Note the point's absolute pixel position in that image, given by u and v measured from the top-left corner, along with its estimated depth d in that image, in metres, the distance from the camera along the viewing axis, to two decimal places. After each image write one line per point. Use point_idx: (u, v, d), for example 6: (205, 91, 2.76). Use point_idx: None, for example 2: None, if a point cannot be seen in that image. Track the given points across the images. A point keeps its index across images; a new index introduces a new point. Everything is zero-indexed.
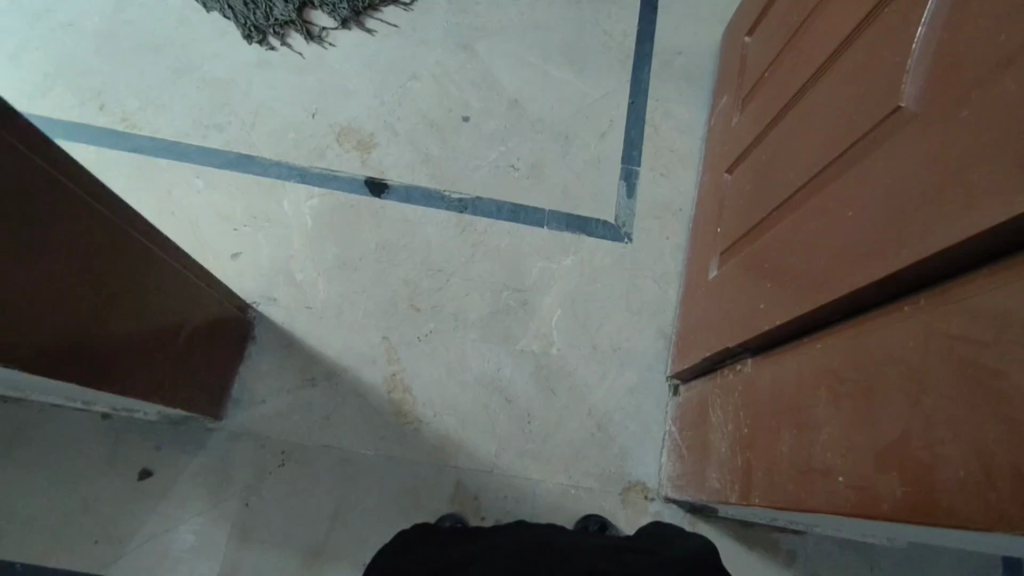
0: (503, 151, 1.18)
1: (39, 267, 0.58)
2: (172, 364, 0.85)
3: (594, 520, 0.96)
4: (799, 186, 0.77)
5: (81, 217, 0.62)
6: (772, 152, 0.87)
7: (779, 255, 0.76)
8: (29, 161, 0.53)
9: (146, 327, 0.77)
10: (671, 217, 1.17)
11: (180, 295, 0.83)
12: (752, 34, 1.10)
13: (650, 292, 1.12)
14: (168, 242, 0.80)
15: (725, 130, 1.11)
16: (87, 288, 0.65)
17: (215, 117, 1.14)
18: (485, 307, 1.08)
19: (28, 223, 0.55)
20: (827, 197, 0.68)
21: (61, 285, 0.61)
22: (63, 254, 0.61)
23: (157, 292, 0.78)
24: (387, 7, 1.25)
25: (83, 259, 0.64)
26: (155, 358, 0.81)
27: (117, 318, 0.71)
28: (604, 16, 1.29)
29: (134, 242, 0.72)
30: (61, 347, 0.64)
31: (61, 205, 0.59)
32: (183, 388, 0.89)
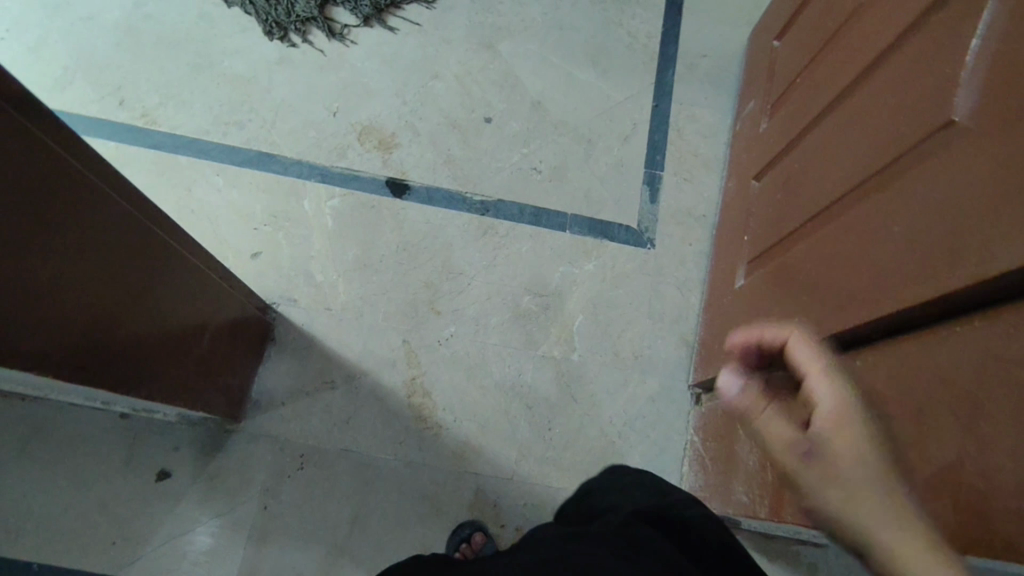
0: (525, 153, 1.17)
1: (57, 264, 0.56)
2: (189, 367, 0.83)
3: None
4: (835, 198, 0.75)
5: (100, 214, 0.60)
6: (805, 160, 0.86)
7: (813, 268, 0.75)
8: (48, 149, 0.52)
9: (164, 328, 0.76)
10: (695, 224, 1.15)
11: (201, 295, 0.82)
12: (781, 39, 1.09)
13: (673, 299, 1.10)
14: (191, 240, 0.79)
15: (752, 136, 1.09)
16: (105, 287, 0.63)
17: (236, 114, 1.13)
18: (506, 311, 1.07)
19: (46, 218, 0.53)
20: (868, 211, 0.66)
21: (80, 282, 0.60)
22: (81, 251, 0.59)
23: (174, 293, 0.76)
24: (409, 5, 1.23)
25: (101, 256, 0.62)
26: (172, 361, 0.79)
27: (138, 318, 0.70)
28: (628, 17, 1.27)
29: (156, 240, 0.71)
30: (76, 349, 0.62)
31: (80, 200, 0.57)
32: (204, 390, 0.88)
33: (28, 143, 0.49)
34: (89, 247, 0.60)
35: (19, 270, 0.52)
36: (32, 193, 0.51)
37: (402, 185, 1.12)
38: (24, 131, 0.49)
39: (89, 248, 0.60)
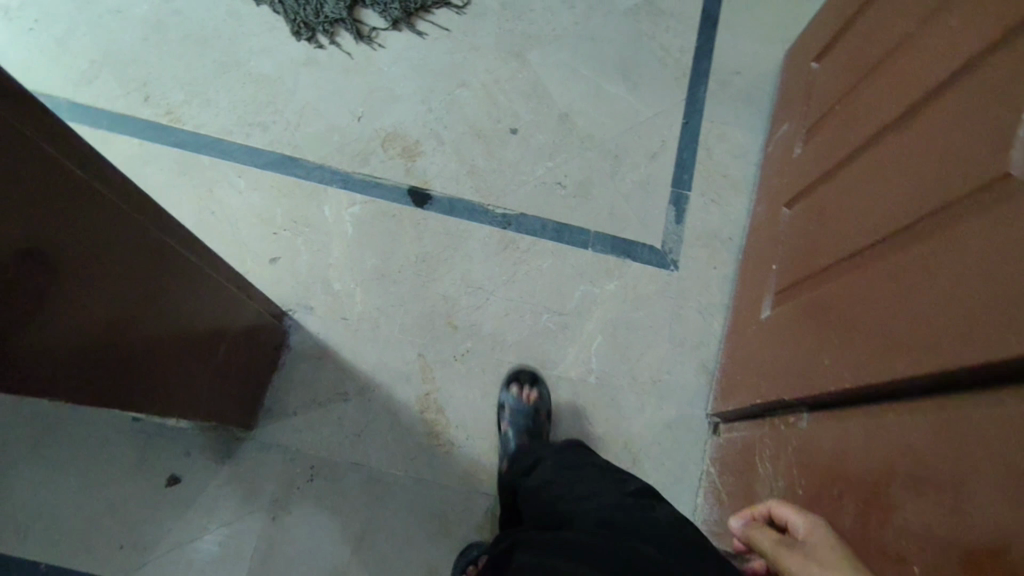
0: (550, 167, 1.14)
1: (89, 291, 0.54)
2: (202, 381, 0.81)
3: (526, 373, 1.01)
4: (871, 238, 0.72)
5: (122, 233, 0.58)
6: (840, 194, 0.82)
7: (847, 311, 0.72)
8: (60, 166, 0.47)
9: (180, 345, 0.74)
10: (721, 247, 1.12)
11: (217, 305, 0.79)
12: (820, 60, 1.05)
13: (694, 323, 1.08)
14: (206, 250, 0.77)
15: (784, 160, 1.06)
16: (130, 309, 0.61)
17: (260, 115, 1.12)
18: (524, 328, 1.05)
19: (74, 244, 0.51)
20: (909, 259, 0.63)
21: (107, 306, 0.58)
22: (109, 271, 0.56)
23: (193, 309, 0.74)
24: (439, 9, 1.21)
25: (128, 276, 0.59)
26: (186, 376, 0.77)
27: (157, 334, 0.68)
28: (661, 29, 1.25)
29: (174, 253, 0.68)
30: (99, 372, 0.60)
31: (104, 220, 0.55)
32: (216, 400, 0.87)
33: (49, 166, 0.46)
34: (113, 270, 0.57)
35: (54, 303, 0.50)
36: (55, 217, 0.48)
37: (424, 195, 1.11)
38: (38, 150, 0.45)
39: (114, 270, 0.57)
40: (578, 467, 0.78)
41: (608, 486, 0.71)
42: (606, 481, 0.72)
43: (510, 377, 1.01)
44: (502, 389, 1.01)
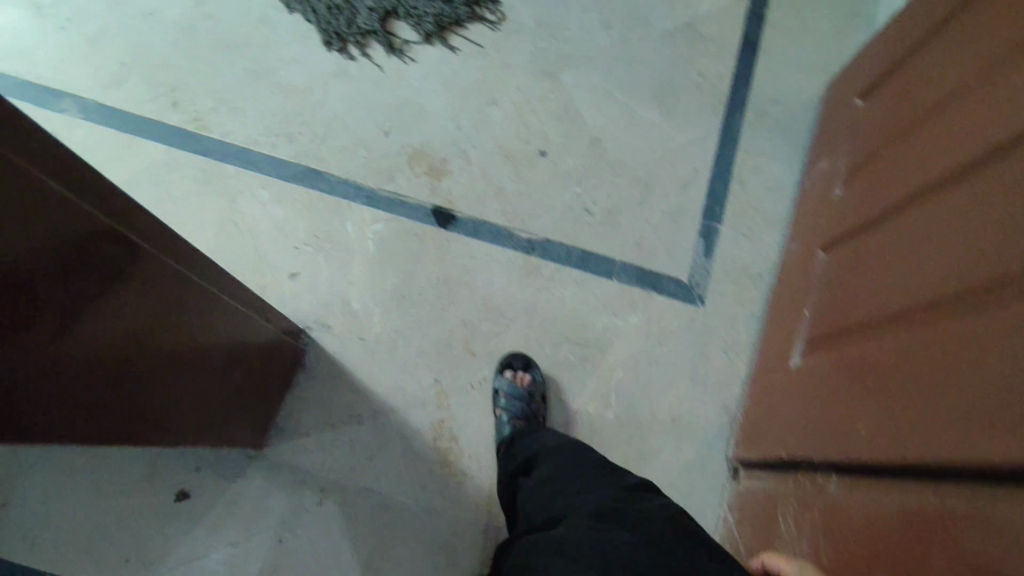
0: (578, 192, 1.12)
1: (105, 339, 0.53)
2: (217, 409, 0.80)
3: (519, 358, 1.01)
4: (913, 301, 0.68)
5: (158, 283, 0.57)
6: (881, 247, 0.79)
7: (884, 377, 0.68)
8: (103, 230, 0.47)
9: (198, 379, 0.72)
10: (750, 284, 1.09)
11: (238, 336, 0.78)
12: (865, 98, 1.01)
13: (718, 362, 1.05)
14: (233, 281, 0.76)
15: (821, 201, 1.02)
16: (148, 352, 0.60)
17: (288, 126, 1.11)
18: (543, 358, 1.03)
19: (101, 297, 0.49)
20: (954, 332, 0.60)
21: (123, 352, 0.56)
22: (134, 317, 0.55)
23: (215, 344, 0.73)
24: (473, 25, 1.19)
25: (153, 318, 0.58)
26: (202, 407, 0.76)
27: (176, 369, 0.67)
28: (699, 54, 1.21)
29: (205, 292, 0.67)
30: (105, 412, 0.59)
31: (140, 273, 0.53)
32: (231, 424, 0.85)
33: (89, 224, 0.45)
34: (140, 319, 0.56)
35: (57, 353, 0.48)
36: (86, 275, 0.46)
37: (448, 216, 1.09)
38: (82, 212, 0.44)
39: (140, 319, 0.56)
40: (569, 460, 0.72)
41: (604, 481, 0.66)
42: (600, 474, 0.68)
43: (504, 363, 1.01)
44: (497, 375, 1.01)
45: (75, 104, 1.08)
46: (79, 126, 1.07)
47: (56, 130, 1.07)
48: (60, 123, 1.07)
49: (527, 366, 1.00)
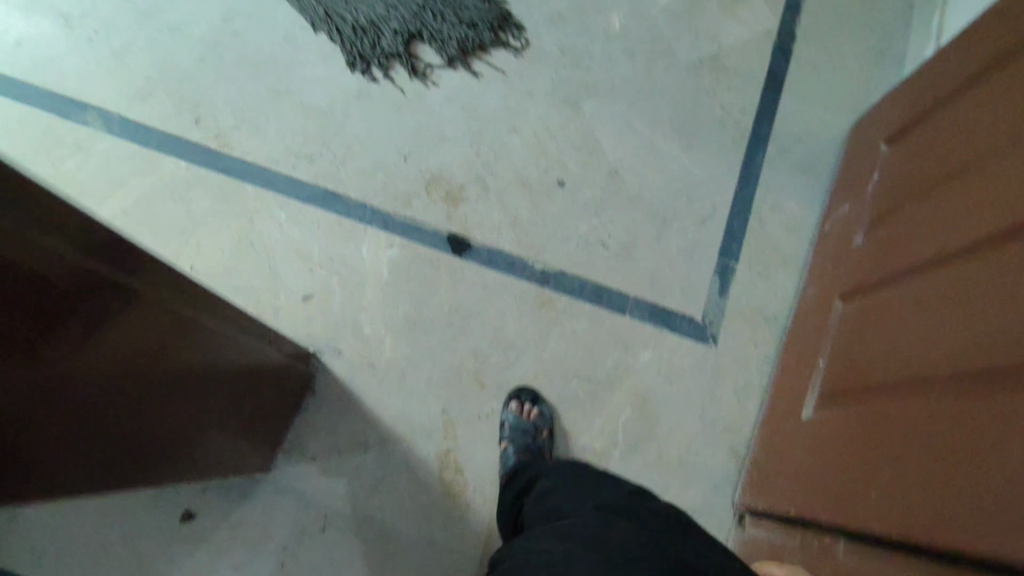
0: (594, 225, 1.11)
1: (115, 395, 0.53)
2: (223, 441, 0.80)
3: (526, 392, 1.01)
4: (931, 374, 0.67)
5: (168, 329, 0.57)
6: (900, 309, 0.77)
7: (899, 450, 0.67)
8: (119, 289, 0.47)
9: (206, 417, 0.73)
10: (765, 325, 1.08)
11: (247, 370, 0.78)
12: (891, 144, 0.99)
13: (728, 404, 1.04)
14: (239, 316, 0.75)
15: (840, 246, 1.01)
16: (156, 399, 0.60)
17: (308, 147, 1.11)
18: (551, 392, 1.03)
19: (114, 355, 0.49)
20: (973, 416, 0.59)
21: (136, 401, 0.56)
22: (144, 368, 0.55)
23: (222, 383, 0.73)
24: (496, 50, 1.18)
25: (162, 365, 0.58)
26: (209, 443, 0.76)
27: (186, 409, 0.67)
28: (723, 88, 1.20)
29: (213, 332, 0.67)
30: (122, 458, 0.59)
31: (152, 323, 0.54)
32: (238, 454, 0.86)
33: (107, 287, 0.45)
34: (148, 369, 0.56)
35: (73, 415, 0.48)
36: (103, 337, 0.47)
37: (462, 244, 1.08)
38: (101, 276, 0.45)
39: (150, 368, 0.56)
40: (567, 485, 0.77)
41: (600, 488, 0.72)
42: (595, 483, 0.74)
43: (510, 395, 1.01)
44: (503, 407, 1.01)
45: (100, 118, 1.09)
46: (103, 140, 1.09)
47: (80, 143, 1.08)
48: (84, 136, 1.08)
49: (535, 401, 1.01)
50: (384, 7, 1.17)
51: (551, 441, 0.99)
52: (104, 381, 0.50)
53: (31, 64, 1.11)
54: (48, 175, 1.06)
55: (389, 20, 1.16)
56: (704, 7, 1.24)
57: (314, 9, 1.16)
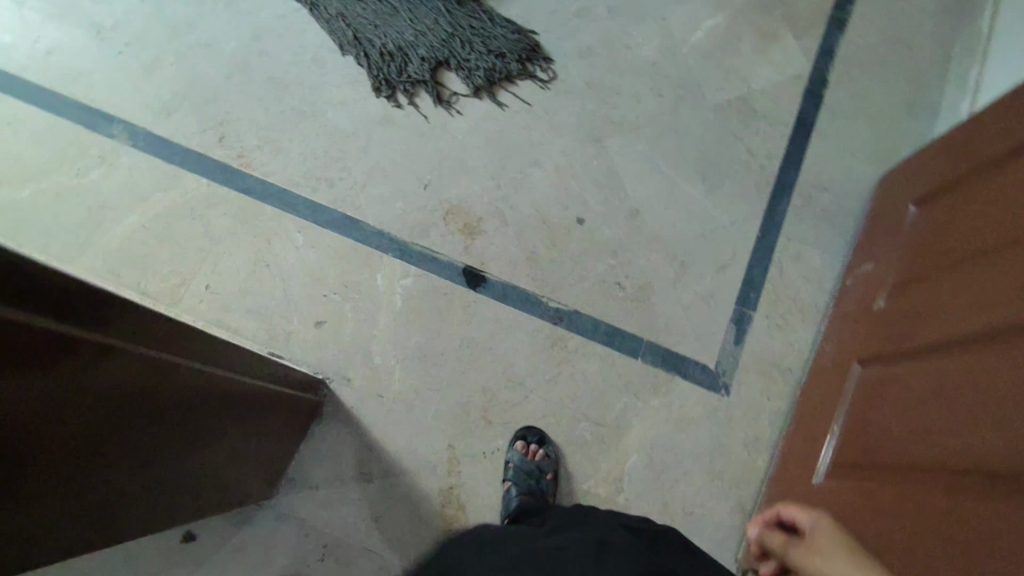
0: (612, 265, 1.10)
1: (147, 459, 0.54)
2: (236, 481, 0.81)
3: (533, 433, 1.00)
4: (962, 466, 0.64)
5: (188, 388, 0.57)
6: (927, 385, 0.74)
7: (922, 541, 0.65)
8: (124, 356, 0.45)
9: (225, 463, 0.73)
10: (780, 378, 1.06)
11: (256, 408, 0.77)
12: (921, 205, 0.97)
13: (737, 457, 1.02)
14: (246, 354, 0.74)
15: (862, 306, 0.99)
16: (186, 454, 0.61)
17: (329, 170, 1.11)
18: (558, 434, 1.02)
19: (128, 421, 0.48)
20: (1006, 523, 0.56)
21: (156, 459, 0.55)
22: (160, 426, 0.54)
23: (241, 428, 0.74)
24: (523, 81, 1.18)
25: (179, 420, 0.57)
26: (224, 486, 0.77)
27: (204, 456, 0.66)
28: (750, 131, 1.18)
29: (225, 376, 0.65)
30: (145, 514, 0.58)
31: (170, 386, 0.54)
32: (244, 488, 0.85)
33: (110, 355, 0.44)
34: (175, 428, 0.57)
35: (113, 486, 0.49)
36: (112, 405, 0.45)
37: (477, 277, 1.08)
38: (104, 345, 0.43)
39: (168, 423, 0.55)
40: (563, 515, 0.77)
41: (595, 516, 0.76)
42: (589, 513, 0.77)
43: (517, 435, 1.01)
44: (508, 446, 1.00)
45: (126, 132, 1.10)
46: (127, 153, 1.09)
47: (105, 156, 1.09)
48: (109, 149, 1.09)
49: (542, 441, 1.00)
50: (413, 33, 1.17)
51: (555, 483, 0.98)
52: (135, 448, 0.51)
53: (62, 74, 1.12)
54: (71, 186, 1.07)
55: (417, 47, 1.16)
56: (736, 47, 1.22)
57: (343, 32, 1.17)
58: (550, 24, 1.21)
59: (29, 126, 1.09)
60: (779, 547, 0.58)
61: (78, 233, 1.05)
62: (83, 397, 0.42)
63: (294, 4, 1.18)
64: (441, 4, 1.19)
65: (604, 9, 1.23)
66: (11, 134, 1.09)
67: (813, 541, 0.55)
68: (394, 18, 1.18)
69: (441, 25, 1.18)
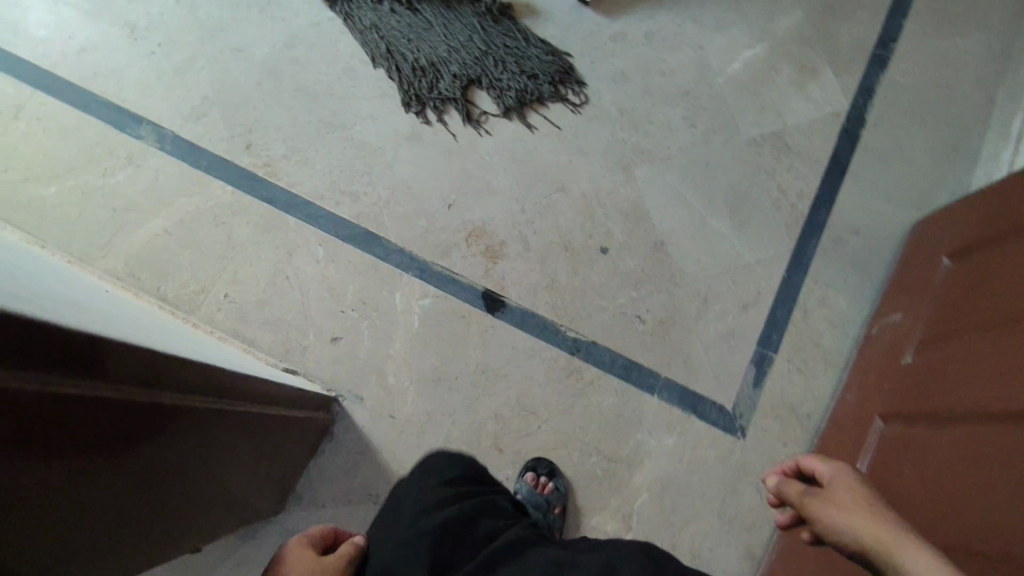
0: (633, 297, 1.08)
1: (135, 504, 0.48)
2: (238, 499, 0.76)
3: (543, 464, 0.99)
4: (987, 549, 0.61)
5: (200, 426, 0.55)
6: (955, 457, 0.72)
7: None
8: (132, 408, 0.43)
9: (225, 484, 0.68)
10: (799, 424, 1.04)
11: (263, 439, 0.74)
12: (954, 259, 0.95)
13: (750, 502, 1.01)
14: (258, 383, 0.72)
15: (889, 357, 0.96)
16: (181, 486, 0.56)
17: (354, 184, 1.10)
18: (569, 467, 1.01)
19: (135, 473, 0.46)
20: None
21: (163, 502, 0.53)
22: (168, 472, 0.52)
23: (244, 448, 0.68)
24: (554, 104, 1.16)
25: (188, 461, 0.55)
26: (224, 506, 0.72)
27: (207, 494, 0.64)
28: (783, 168, 1.16)
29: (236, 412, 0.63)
30: (145, 555, 0.56)
31: (181, 427, 0.52)
32: (250, 511, 0.84)
33: (118, 408, 0.42)
34: (169, 465, 0.51)
35: (97, 538, 0.44)
36: (119, 462, 0.43)
37: (495, 301, 1.07)
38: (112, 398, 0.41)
39: (178, 466, 0.53)
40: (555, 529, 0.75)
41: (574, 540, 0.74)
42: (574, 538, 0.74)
43: (527, 466, 1.00)
44: (518, 477, 0.99)
45: (154, 133, 1.10)
46: (154, 155, 1.09)
47: (132, 156, 1.09)
48: (136, 150, 1.09)
49: (553, 474, 0.99)
50: (446, 49, 1.16)
51: (563, 518, 0.97)
52: (130, 499, 0.47)
53: (93, 71, 1.12)
54: (96, 185, 1.07)
55: (449, 63, 1.15)
56: (773, 80, 1.20)
57: (376, 44, 1.16)
58: (586, 48, 1.20)
59: (58, 122, 1.09)
60: (795, 497, 0.56)
61: (100, 233, 1.05)
62: (46, 462, 0.36)
63: (329, 13, 1.17)
64: (476, 21, 1.18)
65: (642, 34, 1.21)
66: (40, 129, 1.09)
67: (831, 491, 0.53)
68: (428, 32, 1.17)
69: (474, 42, 1.17)
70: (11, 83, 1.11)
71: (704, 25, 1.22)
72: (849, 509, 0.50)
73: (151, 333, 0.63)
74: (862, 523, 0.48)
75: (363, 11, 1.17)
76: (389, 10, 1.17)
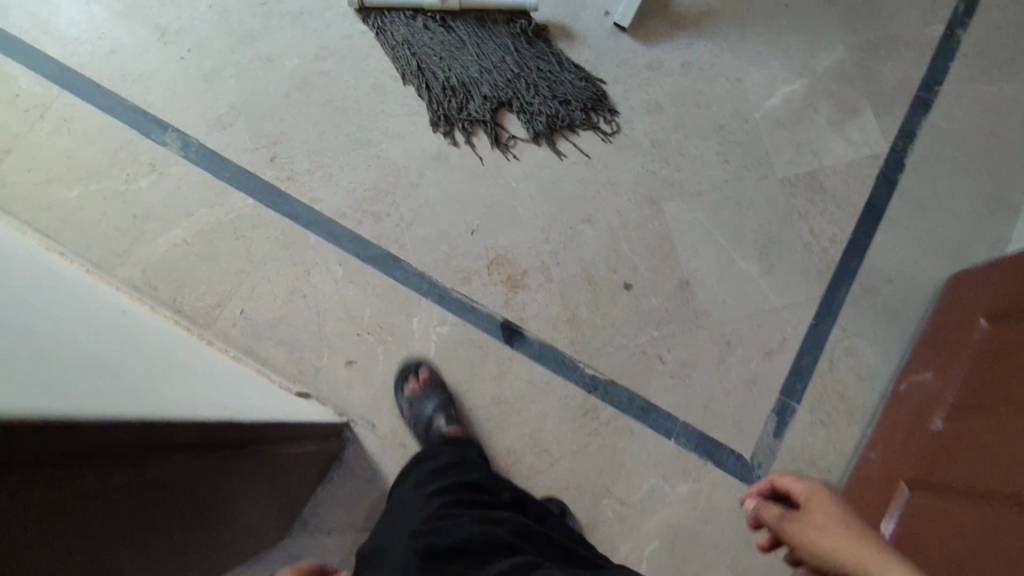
0: (655, 336, 1.06)
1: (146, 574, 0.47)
2: (245, 528, 0.71)
3: (555, 504, 0.95)
4: None
5: (212, 488, 0.54)
6: (982, 543, 0.68)
7: None
8: (137, 490, 0.42)
9: (234, 519, 0.63)
10: (818, 479, 1.01)
11: (278, 479, 0.74)
12: (990, 321, 0.90)
13: (763, 556, 0.98)
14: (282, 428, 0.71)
15: (917, 424, 0.92)
16: (190, 543, 0.54)
17: (377, 203, 1.08)
18: (580, 509, 0.98)
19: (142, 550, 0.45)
20: None
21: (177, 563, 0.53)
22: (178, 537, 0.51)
23: (250, 481, 0.63)
24: (585, 131, 1.14)
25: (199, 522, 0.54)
26: (231, 543, 0.68)
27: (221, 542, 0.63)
28: (816, 211, 1.13)
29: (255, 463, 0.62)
30: None
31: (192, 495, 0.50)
32: (256, 541, 0.82)
33: (122, 492, 0.41)
34: (155, 522, 0.46)
35: None
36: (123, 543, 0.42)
37: (512, 331, 1.05)
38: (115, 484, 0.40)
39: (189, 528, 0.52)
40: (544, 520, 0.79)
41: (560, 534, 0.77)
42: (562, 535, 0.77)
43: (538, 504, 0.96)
44: None
45: (178, 141, 1.09)
46: (177, 164, 1.08)
47: (155, 164, 1.07)
48: (160, 157, 1.08)
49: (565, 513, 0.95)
50: (478, 70, 1.14)
51: None
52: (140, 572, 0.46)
53: (121, 74, 1.11)
54: (118, 191, 1.06)
55: (480, 85, 1.13)
56: (812, 118, 1.17)
57: (407, 61, 1.14)
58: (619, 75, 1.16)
59: (83, 125, 1.08)
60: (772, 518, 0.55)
61: (119, 240, 1.04)
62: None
63: (361, 26, 1.15)
64: (511, 41, 1.15)
65: (678, 63, 1.18)
66: (65, 131, 1.08)
67: (806, 510, 0.52)
68: (460, 51, 1.14)
69: (507, 64, 1.14)
70: (38, 83, 1.10)
71: (742, 57, 1.19)
72: (822, 528, 0.49)
73: (144, 380, 0.56)
74: (839, 543, 0.47)
75: (396, 26, 1.14)
76: (422, 26, 1.15)
